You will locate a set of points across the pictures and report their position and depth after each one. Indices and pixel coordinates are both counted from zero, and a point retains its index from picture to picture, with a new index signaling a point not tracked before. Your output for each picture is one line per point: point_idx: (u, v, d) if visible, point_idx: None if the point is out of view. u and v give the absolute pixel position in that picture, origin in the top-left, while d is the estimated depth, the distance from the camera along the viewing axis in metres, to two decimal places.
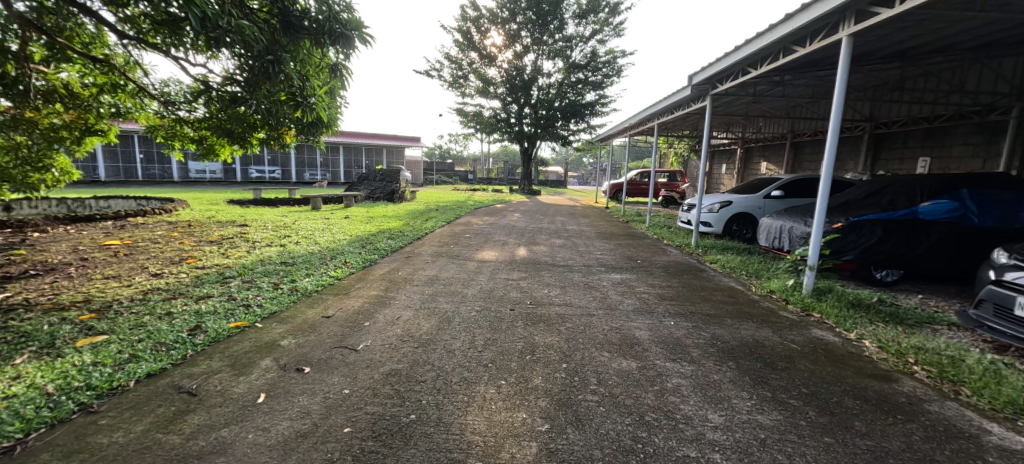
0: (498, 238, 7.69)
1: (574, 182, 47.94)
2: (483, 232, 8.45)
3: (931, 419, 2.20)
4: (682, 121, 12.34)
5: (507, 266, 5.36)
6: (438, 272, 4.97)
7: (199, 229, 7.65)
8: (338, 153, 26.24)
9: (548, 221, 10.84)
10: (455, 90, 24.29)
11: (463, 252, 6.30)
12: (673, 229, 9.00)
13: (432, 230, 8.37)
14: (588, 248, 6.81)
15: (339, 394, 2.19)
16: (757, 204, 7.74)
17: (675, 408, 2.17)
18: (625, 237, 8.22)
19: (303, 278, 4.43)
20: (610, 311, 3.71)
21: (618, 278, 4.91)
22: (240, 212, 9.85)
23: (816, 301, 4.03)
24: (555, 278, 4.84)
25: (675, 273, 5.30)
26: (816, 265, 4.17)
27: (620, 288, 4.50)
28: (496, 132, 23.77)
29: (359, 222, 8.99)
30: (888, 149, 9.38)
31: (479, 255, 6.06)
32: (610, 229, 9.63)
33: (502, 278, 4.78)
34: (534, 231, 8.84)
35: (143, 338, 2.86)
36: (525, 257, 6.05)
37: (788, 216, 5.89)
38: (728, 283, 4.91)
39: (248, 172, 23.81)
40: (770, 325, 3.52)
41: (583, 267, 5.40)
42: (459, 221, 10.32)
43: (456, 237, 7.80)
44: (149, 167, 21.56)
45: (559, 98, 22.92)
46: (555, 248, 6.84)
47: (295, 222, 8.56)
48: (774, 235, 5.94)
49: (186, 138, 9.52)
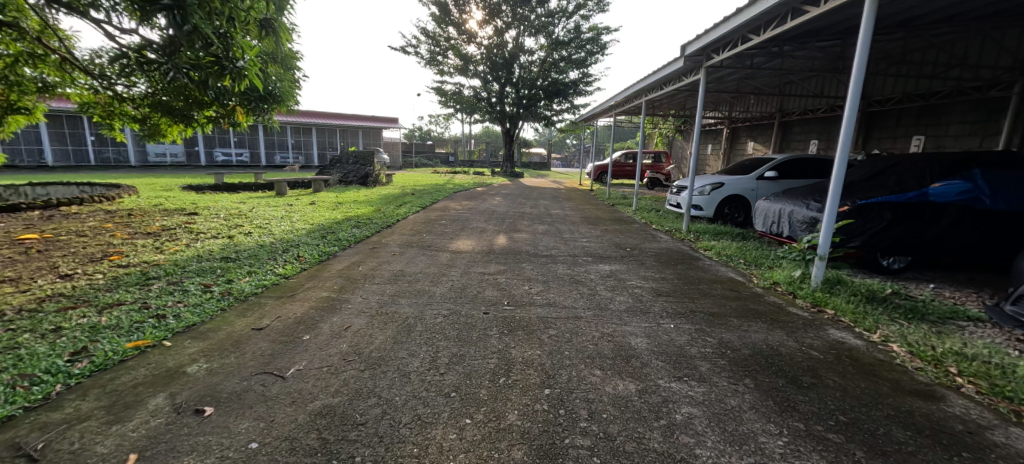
0: (476, 225, 7.11)
1: (558, 163, 47.32)
2: (459, 218, 7.84)
3: (1002, 456, 1.75)
4: (669, 99, 11.81)
5: (484, 258, 4.80)
6: (405, 266, 4.38)
7: (139, 219, 6.81)
8: (310, 134, 25.03)
9: (530, 205, 10.27)
10: (432, 67, 23.24)
11: (437, 241, 5.71)
12: (661, 212, 8.55)
13: (405, 217, 7.71)
14: (574, 235, 6.29)
15: (242, 451, 1.62)
16: (750, 186, 7.32)
17: (689, 455, 1.67)
18: (612, 222, 7.73)
19: (241, 277, 3.77)
20: (600, 313, 3.20)
21: (607, 270, 4.42)
22: (194, 199, 8.98)
23: (828, 295, 3.59)
24: (538, 271, 4.31)
25: (669, 262, 4.83)
26: (827, 254, 3.71)
27: (610, 282, 3.99)
28: (477, 112, 22.91)
29: (325, 209, 8.26)
30: (880, 127, 9.05)
31: (453, 244, 5.49)
32: (596, 212, 9.13)
33: (477, 272, 4.23)
34: (516, 216, 8.28)
35: (4, 367, 2.21)
36: (504, 246, 5.49)
37: (787, 199, 5.44)
38: (727, 274, 4.45)
39: (214, 154, 22.48)
40: (782, 326, 3.06)
41: (568, 257, 4.88)
42: (436, 205, 9.65)
43: (430, 223, 7.17)
44: (103, 150, 20.08)
45: (542, 76, 22.11)
46: (538, 235, 6.30)
47: (254, 210, 7.79)
48: (773, 219, 5.49)
49: (128, 116, 8.61)
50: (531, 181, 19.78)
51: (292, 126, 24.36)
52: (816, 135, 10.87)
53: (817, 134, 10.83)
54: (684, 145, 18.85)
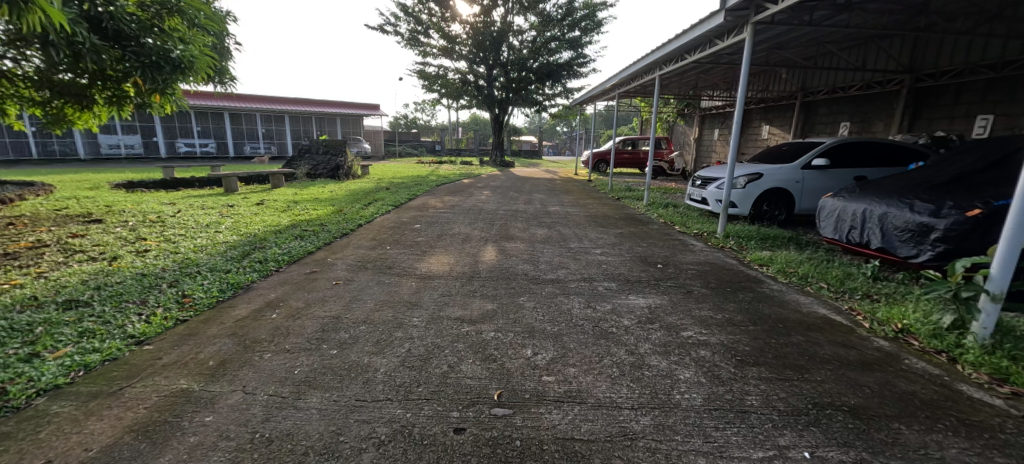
0: (458, 229, 5.64)
1: (549, 152, 45.91)
2: (438, 220, 6.35)
3: None
4: (681, 76, 10.33)
5: (462, 288, 3.34)
6: (343, 310, 2.91)
7: (16, 229, 5.19)
8: (283, 122, 23.27)
9: (524, 200, 8.83)
10: (414, 49, 21.43)
11: (401, 258, 4.22)
12: (681, 209, 7.13)
13: (371, 219, 6.20)
14: (584, 244, 4.88)
15: None
16: (795, 176, 5.96)
17: None
18: (626, 223, 6.32)
19: (58, 350, 2.27)
20: (663, 420, 1.78)
21: (644, 308, 2.99)
22: (115, 200, 7.41)
23: (1015, 363, 2.21)
24: (542, 315, 2.87)
25: (724, 289, 3.43)
26: (1003, 292, 2.34)
27: (657, 336, 2.57)
28: (463, 97, 21.25)
29: (274, 210, 6.73)
30: (932, 105, 7.70)
31: (422, 263, 4.01)
32: (602, 209, 7.70)
33: (449, 320, 2.76)
34: (508, 215, 6.85)
35: None
36: (492, 264, 4.03)
37: (870, 196, 4.05)
38: (818, 310, 3.06)
39: (175, 145, 20.65)
40: (1001, 449, 1.67)
41: (583, 284, 3.45)
42: (413, 203, 8.15)
43: (400, 228, 5.69)
44: (46, 142, 18.16)
45: (532, 57, 20.42)
46: (537, 245, 4.85)
47: (182, 213, 6.24)
48: (848, 223, 4.11)
49: (21, 99, 6.74)
50: (522, 171, 18.36)
51: (262, 113, 22.50)
52: (847, 117, 9.50)
53: (848, 115, 9.46)
54: (686, 130, 17.49)
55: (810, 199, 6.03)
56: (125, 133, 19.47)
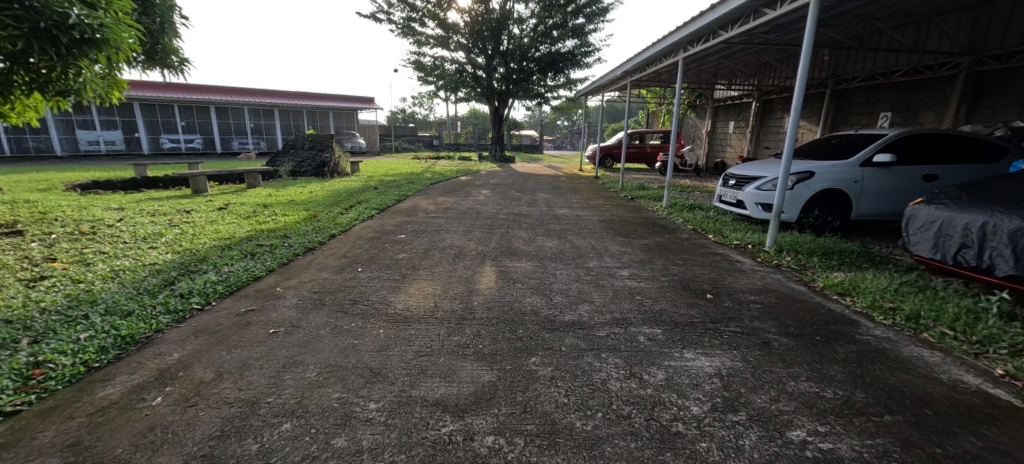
0: (449, 241, 4.67)
1: (549, 146, 44.89)
2: (427, 228, 5.38)
3: None
4: (701, 62, 9.29)
5: (446, 341, 2.37)
6: (268, 387, 1.95)
7: None
8: (273, 116, 22.27)
9: (526, 200, 7.85)
10: (409, 38, 20.29)
11: (370, 287, 3.23)
12: (711, 213, 6.14)
13: (348, 228, 5.22)
14: (605, 262, 3.91)
15: None
16: (853, 176, 4.97)
17: None
18: (649, 231, 5.34)
19: None
20: None
21: (712, 379, 2.03)
22: (56, 205, 6.41)
23: None
24: (564, 394, 1.90)
25: (813, 339, 2.47)
26: None
27: (755, 444, 1.60)
28: (462, 89, 20.20)
29: (236, 216, 5.75)
30: (995, 91, 6.71)
31: (396, 296, 3.03)
32: (617, 212, 6.70)
33: (422, 408, 1.79)
34: (510, 221, 5.88)
35: None
36: (490, 296, 3.06)
37: (987, 204, 3.08)
38: (966, 382, 2.09)
39: (159, 141, 19.66)
40: None
41: (616, 334, 2.47)
42: (401, 205, 7.18)
43: (380, 240, 4.72)
44: (21, 138, 17.15)
45: (534, 46, 19.33)
46: (546, 264, 3.88)
47: (123, 222, 5.27)
48: (956, 240, 3.16)
49: None
50: (524, 167, 17.36)
51: (251, 107, 21.48)
52: (888, 106, 8.48)
53: (890, 104, 8.43)
54: (696, 123, 16.46)
55: (870, 202, 5.05)
56: (104, 129, 18.48)
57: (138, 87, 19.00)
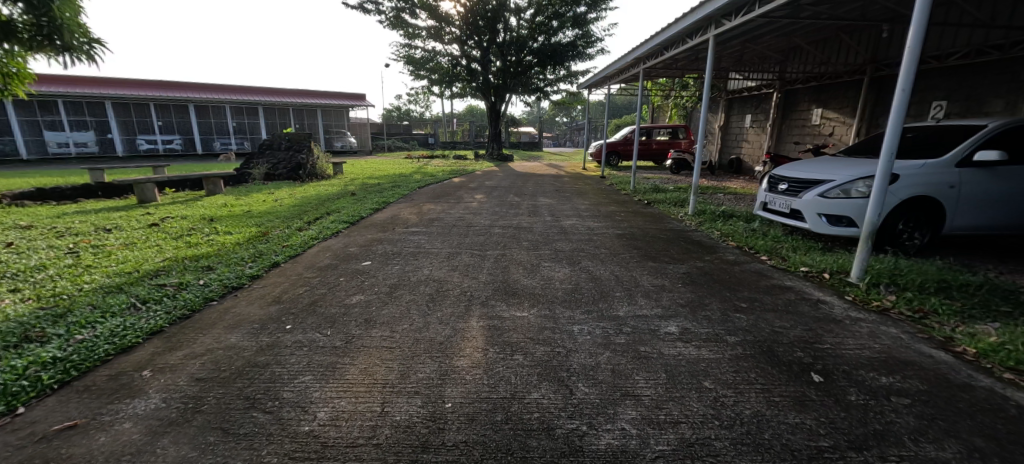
0: (425, 272, 3.53)
1: (550, 144, 43.64)
2: (401, 250, 4.25)
3: None
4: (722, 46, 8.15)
5: None
6: None
7: None
8: (258, 115, 21.11)
9: (527, 207, 6.70)
10: (398, 30, 19.09)
11: (288, 366, 2.10)
12: (753, 224, 5.00)
13: (298, 252, 4.07)
14: (639, 308, 2.78)
15: None
16: (949, 179, 3.84)
17: None
18: (683, 250, 4.21)
19: None
20: None
21: None
22: None
23: None
24: None
25: None
26: None
27: None
28: (456, 83, 19.02)
29: (164, 236, 4.60)
30: None
31: (322, 389, 1.90)
32: (636, 223, 5.57)
33: None
34: (507, 238, 4.75)
35: None
36: (471, 385, 1.92)
37: None
38: None
39: (135, 142, 18.51)
40: None
41: None
42: (378, 215, 6.05)
43: (335, 271, 3.58)
44: None
45: (532, 37, 18.13)
46: (556, 310, 2.75)
47: (10, 247, 4.10)
48: None
49: None
50: (523, 165, 16.20)
51: (233, 105, 20.31)
52: (941, 94, 7.34)
53: (944, 91, 7.28)
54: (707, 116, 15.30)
55: (968, 212, 3.93)
56: (75, 130, 17.20)
57: (51, 83, 16.93)
